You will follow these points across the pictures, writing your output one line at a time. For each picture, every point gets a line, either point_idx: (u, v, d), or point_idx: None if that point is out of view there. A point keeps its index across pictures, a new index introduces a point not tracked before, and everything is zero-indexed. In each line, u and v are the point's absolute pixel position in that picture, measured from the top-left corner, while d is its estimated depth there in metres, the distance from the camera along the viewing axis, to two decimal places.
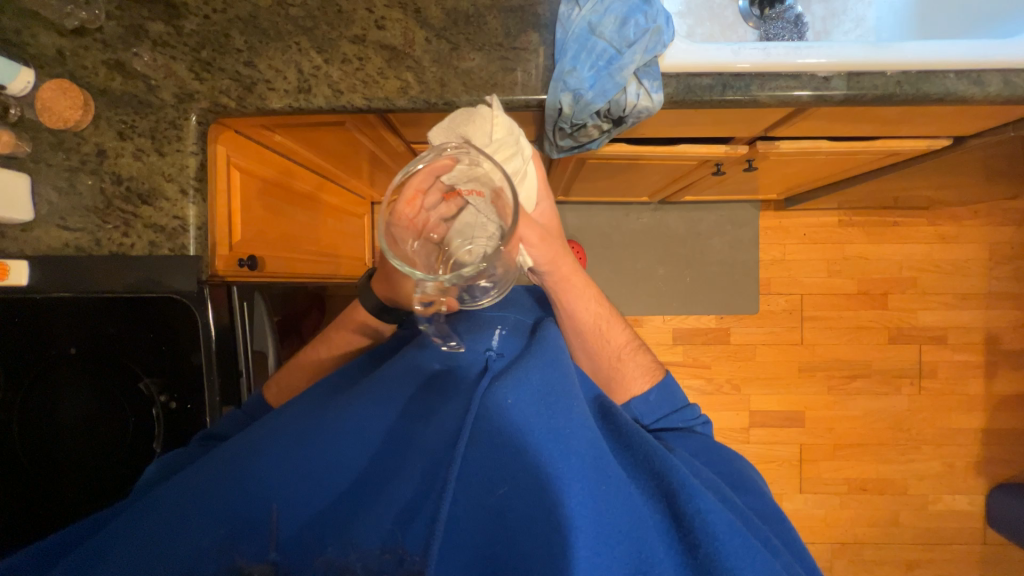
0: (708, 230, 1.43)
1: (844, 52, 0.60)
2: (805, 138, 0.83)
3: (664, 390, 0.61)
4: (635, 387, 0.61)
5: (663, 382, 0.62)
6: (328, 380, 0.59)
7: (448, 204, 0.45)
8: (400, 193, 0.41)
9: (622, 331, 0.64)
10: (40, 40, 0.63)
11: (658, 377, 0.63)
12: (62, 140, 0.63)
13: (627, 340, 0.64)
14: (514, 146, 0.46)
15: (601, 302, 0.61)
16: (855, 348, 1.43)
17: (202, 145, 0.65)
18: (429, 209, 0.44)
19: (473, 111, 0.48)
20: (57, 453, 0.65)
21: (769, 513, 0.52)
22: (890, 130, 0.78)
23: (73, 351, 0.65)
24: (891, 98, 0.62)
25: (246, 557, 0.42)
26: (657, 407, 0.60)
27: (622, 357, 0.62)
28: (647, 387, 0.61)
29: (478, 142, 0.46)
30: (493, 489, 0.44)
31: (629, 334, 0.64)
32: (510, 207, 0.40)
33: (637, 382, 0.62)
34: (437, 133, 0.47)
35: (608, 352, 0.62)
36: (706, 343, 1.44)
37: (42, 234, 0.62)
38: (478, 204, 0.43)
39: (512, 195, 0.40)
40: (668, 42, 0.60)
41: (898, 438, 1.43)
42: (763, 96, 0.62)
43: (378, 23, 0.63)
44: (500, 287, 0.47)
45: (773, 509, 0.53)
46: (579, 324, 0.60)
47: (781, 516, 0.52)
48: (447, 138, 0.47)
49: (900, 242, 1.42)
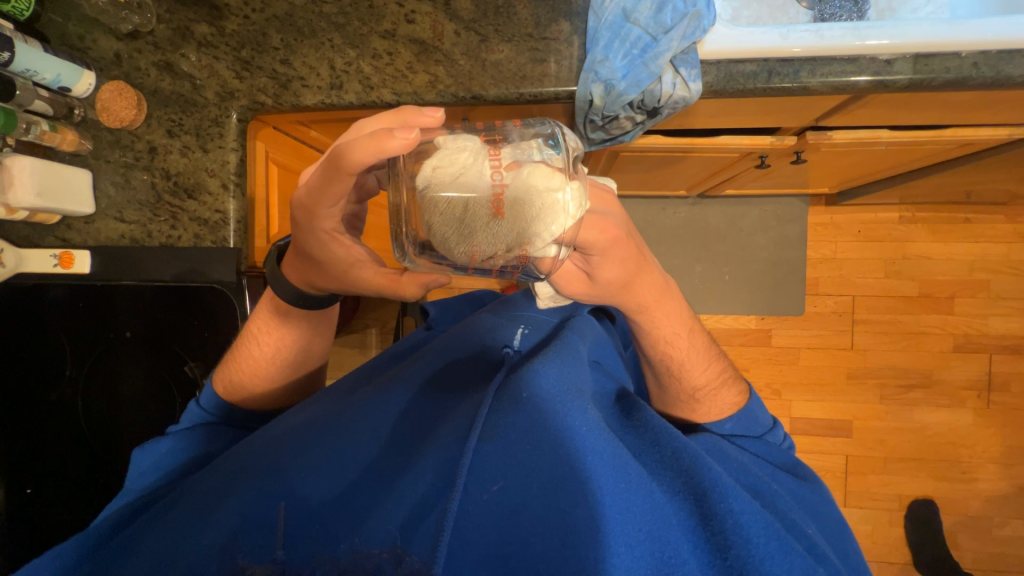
0: (751, 225, 1.35)
1: (909, 33, 0.55)
2: (862, 128, 0.76)
3: (746, 415, 0.59)
4: (706, 417, 0.60)
5: (746, 406, 0.60)
6: (357, 373, 0.64)
7: (468, 153, 0.41)
8: (443, 150, 0.42)
9: (709, 365, 0.61)
10: (99, 44, 0.67)
11: (740, 406, 0.60)
12: (118, 138, 0.67)
13: (712, 374, 0.61)
14: (468, 151, 0.41)
15: (692, 333, 0.61)
16: (913, 356, 1.32)
17: (241, 141, 0.67)
18: (455, 157, 0.41)
19: (444, 145, 0.42)
20: (114, 427, 0.72)
21: (823, 513, 0.51)
22: (964, 117, 0.71)
23: (128, 335, 0.71)
24: (966, 82, 0.56)
25: (250, 559, 0.41)
26: (736, 431, 0.59)
27: (701, 390, 0.60)
28: (721, 417, 0.60)
29: (455, 154, 0.41)
30: (488, 486, 0.44)
31: (716, 364, 0.62)
32: (504, 164, 0.41)
33: (710, 415, 0.60)
34: (450, 148, 0.42)
35: (681, 388, 0.61)
36: (744, 344, 1.37)
37: (102, 227, 0.68)
38: (466, 156, 0.41)
39: (497, 157, 0.41)
40: (709, 27, 0.57)
41: (960, 454, 1.31)
42: (814, 84, 0.57)
43: (408, 17, 0.63)
44: (540, 214, 0.41)
45: (835, 517, 0.51)
46: (657, 349, 0.60)
47: (843, 526, 0.50)
48: (455, 146, 0.42)
49: (973, 242, 1.29)
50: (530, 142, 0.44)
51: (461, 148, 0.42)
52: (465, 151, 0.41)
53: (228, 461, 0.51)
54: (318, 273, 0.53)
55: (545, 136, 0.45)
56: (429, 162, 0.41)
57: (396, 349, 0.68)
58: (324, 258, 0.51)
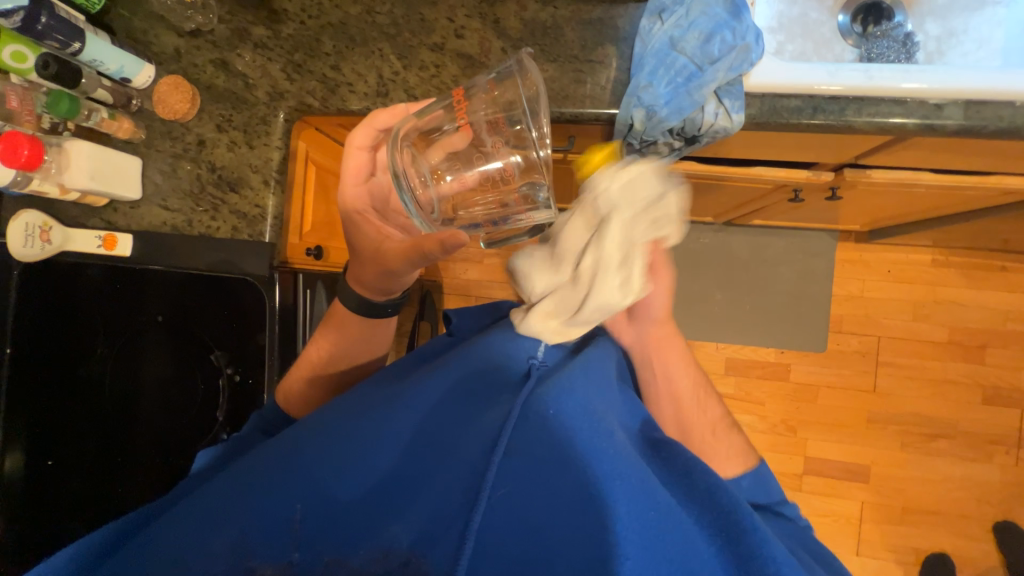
0: (777, 257, 1.33)
1: (963, 79, 0.54)
2: (903, 168, 0.75)
3: (760, 476, 0.58)
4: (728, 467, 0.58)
5: (758, 467, 0.59)
6: (379, 374, 0.63)
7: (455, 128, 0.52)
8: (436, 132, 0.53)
9: (715, 407, 0.64)
10: (161, 39, 0.70)
11: (754, 461, 0.59)
12: (170, 129, 0.70)
13: (719, 415, 0.64)
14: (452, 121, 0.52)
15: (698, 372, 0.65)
16: (938, 404, 1.28)
17: (286, 140, 0.69)
18: (449, 135, 0.53)
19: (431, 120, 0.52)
20: (136, 408, 0.73)
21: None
22: (1012, 165, 0.69)
23: (160, 319, 0.73)
24: (1018, 132, 0.55)
25: (263, 558, 0.42)
26: (750, 494, 0.57)
27: (716, 431, 0.61)
28: (740, 470, 0.58)
29: (445, 135, 0.53)
30: (504, 494, 0.44)
31: (721, 410, 0.65)
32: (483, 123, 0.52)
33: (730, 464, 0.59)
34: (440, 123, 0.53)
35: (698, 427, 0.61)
36: (761, 377, 1.34)
37: (146, 213, 0.70)
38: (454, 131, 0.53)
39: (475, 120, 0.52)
40: (756, 61, 0.57)
41: (984, 511, 1.25)
42: (859, 123, 0.57)
43: (457, 32, 0.65)
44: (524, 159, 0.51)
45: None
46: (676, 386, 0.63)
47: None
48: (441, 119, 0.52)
49: (1008, 291, 1.25)
50: (493, 87, 0.50)
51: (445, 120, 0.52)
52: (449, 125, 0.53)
53: (248, 464, 0.49)
54: (357, 261, 0.67)
55: (502, 74, 0.50)
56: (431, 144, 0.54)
57: (416, 353, 0.69)
58: (363, 242, 0.66)
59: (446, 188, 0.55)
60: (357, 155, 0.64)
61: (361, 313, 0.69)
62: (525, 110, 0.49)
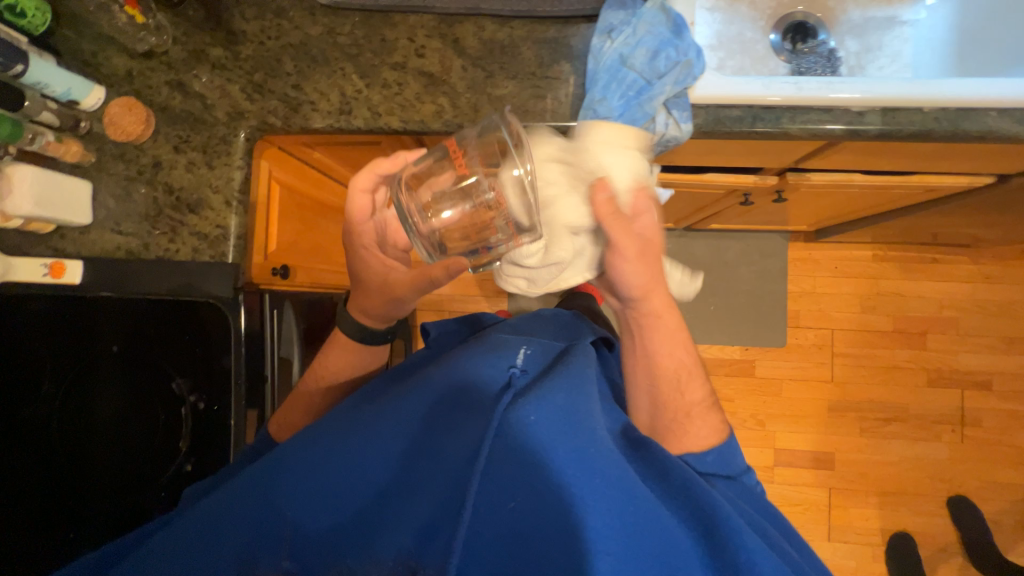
0: (735, 259, 1.40)
1: (880, 88, 0.60)
2: (837, 171, 0.82)
3: (723, 453, 0.61)
4: (693, 441, 0.62)
5: (725, 445, 0.62)
6: (359, 393, 0.62)
7: (444, 174, 0.54)
8: (427, 177, 0.55)
9: (699, 389, 0.66)
10: (112, 61, 0.69)
11: (720, 440, 0.62)
12: (123, 152, 0.68)
13: (702, 397, 0.66)
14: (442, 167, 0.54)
15: (687, 354, 0.67)
16: (890, 389, 1.36)
17: (247, 159, 0.69)
18: (440, 181, 0.55)
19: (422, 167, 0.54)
20: (89, 445, 0.69)
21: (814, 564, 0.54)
22: (929, 165, 0.77)
23: (114, 349, 0.70)
24: (929, 134, 0.61)
25: (265, 563, 0.46)
26: (711, 468, 0.61)
27: (691, 412, 0.64)
28: (705, 446, 0.62)
29: (436, 179, 0.55)
30: (505, 501, 0.46)
31: (705, 392, 0.66)
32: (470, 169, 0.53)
33: (697, 442, 0.62)
34: (432, 170, 0.55)
35: (675, 405, 0.65)
36: (729, 375, 1.39)
37: (97, 238, 0.67)
38: (444, 175, 0.54)
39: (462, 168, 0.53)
40: (699, 74, 0.61)
41: (938, 488, 1.33)
42: (794, 129, 0.62)
43: (418, 52, 0.67)
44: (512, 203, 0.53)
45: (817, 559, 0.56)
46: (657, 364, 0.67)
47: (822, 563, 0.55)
48: (434, 166, 0.54)
49: (941, 280, 1.36)
50: (480, 135, 0.52)
51: (436, 167, 0.54)
52: (440, 171, 0.54)
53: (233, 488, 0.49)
54: (363, 294, 0.69)
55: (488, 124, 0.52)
56: (421, 189, 0.55)
57: (394, 369, 0.68)
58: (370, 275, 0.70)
59: (439, 223, 0.56)
60: (361, 198, 0.66)
61: (365, 340, 0.73)
62: (513, 154, 0.51)
